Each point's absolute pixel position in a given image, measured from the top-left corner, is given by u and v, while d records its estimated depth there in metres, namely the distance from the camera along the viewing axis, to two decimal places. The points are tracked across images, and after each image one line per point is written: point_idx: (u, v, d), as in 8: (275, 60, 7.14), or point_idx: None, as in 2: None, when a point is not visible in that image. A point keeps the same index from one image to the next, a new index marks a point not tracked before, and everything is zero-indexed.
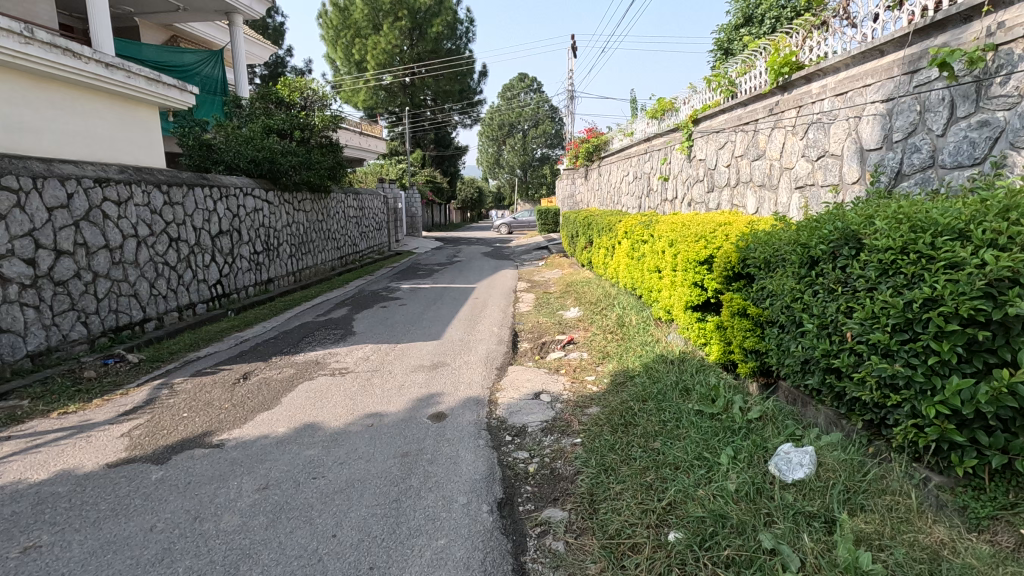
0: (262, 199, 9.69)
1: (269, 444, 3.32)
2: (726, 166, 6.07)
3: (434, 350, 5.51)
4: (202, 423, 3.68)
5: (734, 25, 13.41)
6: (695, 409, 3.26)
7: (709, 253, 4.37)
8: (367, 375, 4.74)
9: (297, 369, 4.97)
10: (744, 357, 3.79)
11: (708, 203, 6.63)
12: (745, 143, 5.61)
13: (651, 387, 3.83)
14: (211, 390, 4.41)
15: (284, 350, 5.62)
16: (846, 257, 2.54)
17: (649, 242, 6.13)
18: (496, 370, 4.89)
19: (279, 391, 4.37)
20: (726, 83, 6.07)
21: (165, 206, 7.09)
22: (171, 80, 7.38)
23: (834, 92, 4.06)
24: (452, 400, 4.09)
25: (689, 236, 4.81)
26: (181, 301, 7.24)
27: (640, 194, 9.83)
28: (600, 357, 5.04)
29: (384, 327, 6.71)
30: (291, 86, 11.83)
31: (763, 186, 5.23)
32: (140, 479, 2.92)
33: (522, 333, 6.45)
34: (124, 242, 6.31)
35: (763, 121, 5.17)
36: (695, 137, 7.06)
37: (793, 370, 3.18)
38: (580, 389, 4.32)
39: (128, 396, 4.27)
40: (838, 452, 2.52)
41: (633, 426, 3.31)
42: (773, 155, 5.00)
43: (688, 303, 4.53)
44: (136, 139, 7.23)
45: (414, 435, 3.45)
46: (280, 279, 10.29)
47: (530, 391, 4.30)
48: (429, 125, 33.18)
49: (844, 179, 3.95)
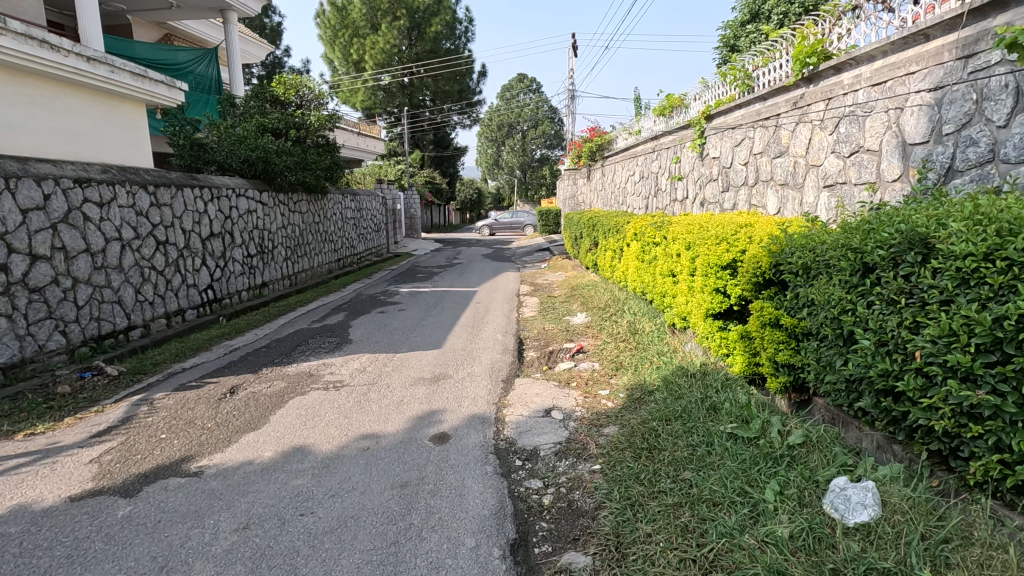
0: (256, 200, 9.36)
1: (252, 472, 2.98)
2: (743, 165, 5.75)
3: (435, 360, 5.17)
4: (181, 447, 3.34)
5: (739, 22, 13.12)
6: (727, 432, 2.95)
7: (733, 257, 4.05)
8: (363, 388, 4.40)
9: (288, 383, 4.62)
10: (774, 371, 3.46)
11: (722, 203, 6.31)
12: (766, 139, 5.28)
13: (674, 404, 3.52)
14: (194, 407, 4.06)
15: (275, 361, 5.28)
16: (912, 264, 2.21)
17: (662, 244, 5.82)
18: (502, 382, 4.55)
19: (267, 408, 4.02)
20: (742, 77, 5.81)
21: (152, 208, 6.75)
22: (159, 76, 7.03)
23: (870, 82, 3.74)
24: (455, 418, 3.75)
25: (708, 238, 4.48)
26: (169, 306, 6.91)
27: (647, 194, 9.51)
28: (613, 368, 4.72)
29: (383, 334, 6.37)
30: (287, 83, 11.42)
31: (786, 184, 4.90)
32: (104, 516, 2.58)
33: (528, 341, 6.10)
34: (107, 246, 5.97)
35: (786, 115, 4.85)
36: (707, 134, 6.75)
37: (836, 389, 2.86)
38: (594, 405, 3.99)
39: (103, 415, 3.92)
40: (903, 488, 2.19)
41: (658, 451, 2.98)
42: (798, 152, 4.67)
43: (709, 311, 4.23)
44: (121, 137, 6.88)
45: (415, 461, 3.11)
46: (274, 283, 9.95)
47: (539, 407, 3.96)
48: (429, 126, 32.83)
49: (883, 177, 3.62)
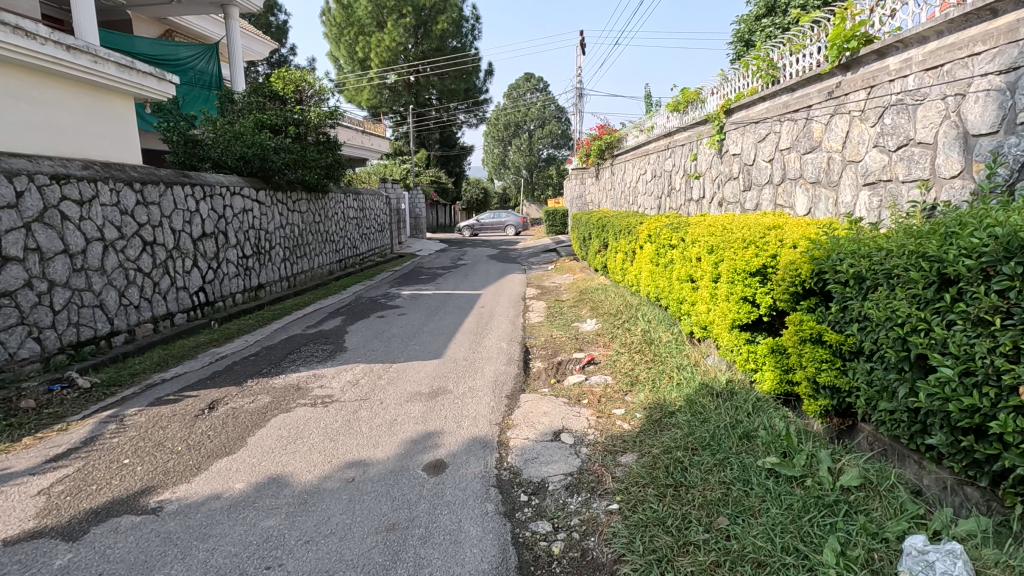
0: (252, 198, 9.01)
1: (217, 510, 2.60)
2: (767, 162, 5.33)
3: (434, 372, 4.77)
4: (143, 476, 2.95)
5: (755, 16, 12.64)
6: (765, 467, 2.54)
7: (763, 262, 3.64)
8: (353, 405, 4.00)
9: (273, 397, 4.24)
10: (813, 393, 3.05)
11: (744, 202, 5.90)
12: (794, 134, 4.85)
13: (700, 428, 3.12)
14: (167, 426, 3.69)
15: (261, 371, 4.90)
16: (1010, 277, 1.82)
17: (679, 247, 5.42)
18: (505, 399, 4.14)
19: (247, 427, 3.64)
20: (766, 67, 5.41)
21: (138, 206, 6.40)
22: (147, 68, 6.69)
23: (921, 66, 3.32)
24: (454, 442, 3.35)
25: (733, 241, 4.07)
26: (156, 310, 6.56)
27: (660, 194, 9.09)
28: (627, 384, 4.31)
29: (380, 341, 5.99)
30: (286, 79, 11.02)
31: (818, 182, 4.47)
32: (37, 567, 2.20)
33: (534, 350, 5.70)
34: (88, 246, 5.63)
35: (818, 106, 4.43)
36: (726, 129, 6.34)
37: (892, 419, 2.45)
38: (608, 427, 3.59)
39: (67, 434, 3.56)
40: (1000, 554, 1.78)
41: (686, 488, 2.58)
42: (834, 147, 4.23)
43: (734, 322, 3.84)
44: (107, 131, 6.54)
45: (405, 497, 2.71)
46: (272, 285, 9.60)
47: (547, 430, 3.55)
48: (435, 126, 32.15)
49: (938, 172, 3.19)
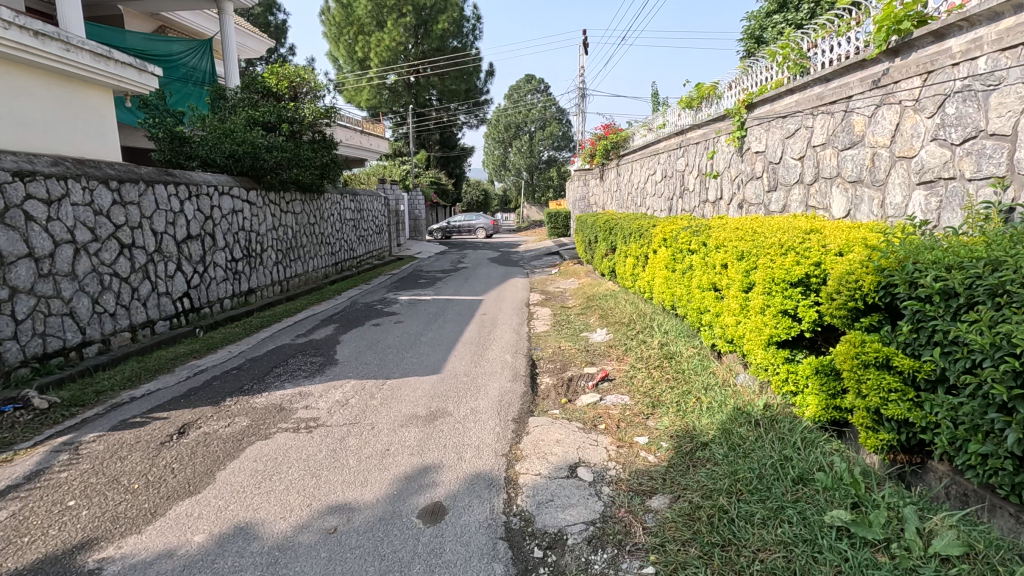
0: (242, 199, 8.57)
1: (168, 573, 2.15)
2: (797, 159, 4.88)
3: (433, 390, 4.32)
4: (87, 524, 2.49)
5: (765, 12, 12.19)
6: (836, 525, 2.10)
7: (806, 271, 3.22)
8: (340, 431, 3.53)
9: (251, 420, 3.78)
10: (874, 426, 2.60)
11: (768, 203, 5.46)
12: (829, 129, 4.40)
13: (742, 465, 2.68)
14: (126, 457, 3.22)
15: (242, 389, 4.44)
16: None
17: (699, 252, 4.98)
18: (512, 423, 3.68)
19: (218, 459, 3.18)
20: (794, 57, 5.01)
21: (115, 206, 5.95)
22: (126, 58, 6.26)
23: (994, 47, 2.87)
24: (454, 480, 2.89)
25: (768, 246, 3.64)
26: (135, 318, 6.11)
27: (671, 195, 8.66)
28: (649, 407, 3.86)
29: (374, 353, 5.53)
30: (280, 74, 10.52)
31: (858, 181, 4.03)
32: None
33: (541, 364, 5.25)
34: (57, 250, 5.18)
35: (860, 97, 3.99)
36: (748, 125, 5.90)
37: (990, 466, 2.01)
38: (632, 460, 3.13)
39: (9, 467, 3.10)
40: None
41: (738, 550, 2.12)
42: (880, 142, 3.78)
43: (771, 338, 3.40)
44: (80, 125, 6.08)
45: (396, 556, 2.25)
46: (263, 289, 9.15)
47: (562, 464, 3.09)
48: (434, 125, 31.66)
49: (1018, 167, 2.74)
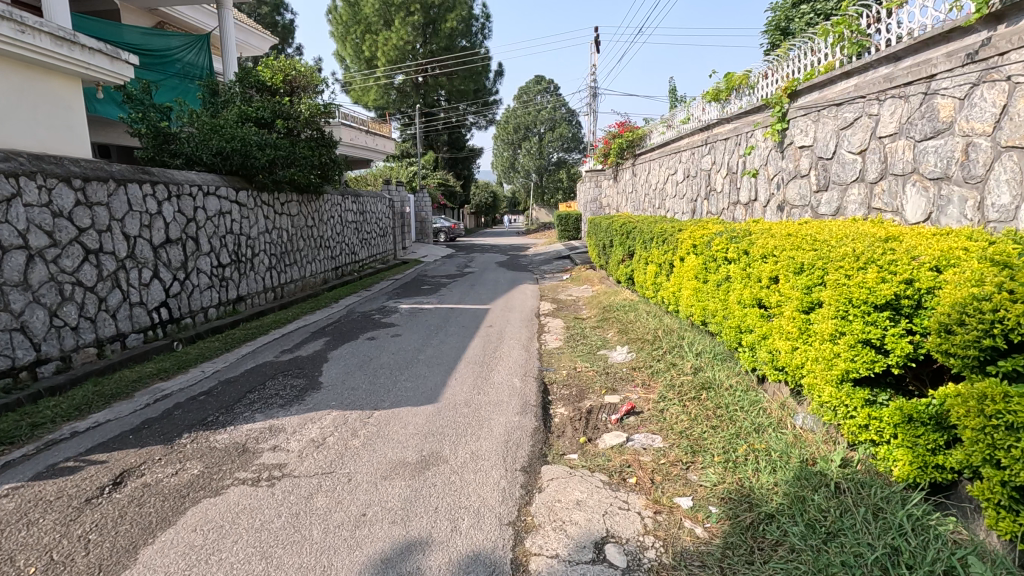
0: (230, 199, 7.95)
1: None
2: (858, 152, 4.16)
3: (427, 426, 3.64)
4: None
5: (792, 2, 11.43)
6: None
7: (898, 291, 2.50)
8: (309, 485, 2.86)
9: (206, 465, 3.13)
10: (1013, 508, 1.87)
11: (817, 203, 4.74)
12: (901, 115, 3.69)
13: (832, 559, 2.02)
14: (38, 519, 2.58)
15: (204, 422, 3.79)
16: None
17: (739, 261, 4.27)
18: (520, 475, 2.99)
19: (145, 527, 2.50)
20: (852, 35, 4.29)
21: (79, 207, 5.33)
22: (96, 43, 5.66)
23: None
24: (445, 565, 2.21)
25: (837, 257, 2.92)
26: (102, 331, 5.49)
27: (695, 195, 7.92)
28: (689, 454, 3.15)
29: (364, 374, 4.88)
30: (274, 67, 9.98)
31: (944, 178, 3.31)
32: None
33: (554, 390, 4.55)
34: (5, 257, 4.56)
35: (947, 75, 3.27)
36: (790, 116, 5.18)
37: None
38: (675, 534, 2.43)
39: None
40: None
41: None
42: (977, 129, 3.07)
43: (845, 374, 2.68)
44: (41, 115, 5.48)
45: None
46: (253, 296, 8.53)
47: (585, 539, 2.40)
48: (442, 125, 31.07)
49: None
